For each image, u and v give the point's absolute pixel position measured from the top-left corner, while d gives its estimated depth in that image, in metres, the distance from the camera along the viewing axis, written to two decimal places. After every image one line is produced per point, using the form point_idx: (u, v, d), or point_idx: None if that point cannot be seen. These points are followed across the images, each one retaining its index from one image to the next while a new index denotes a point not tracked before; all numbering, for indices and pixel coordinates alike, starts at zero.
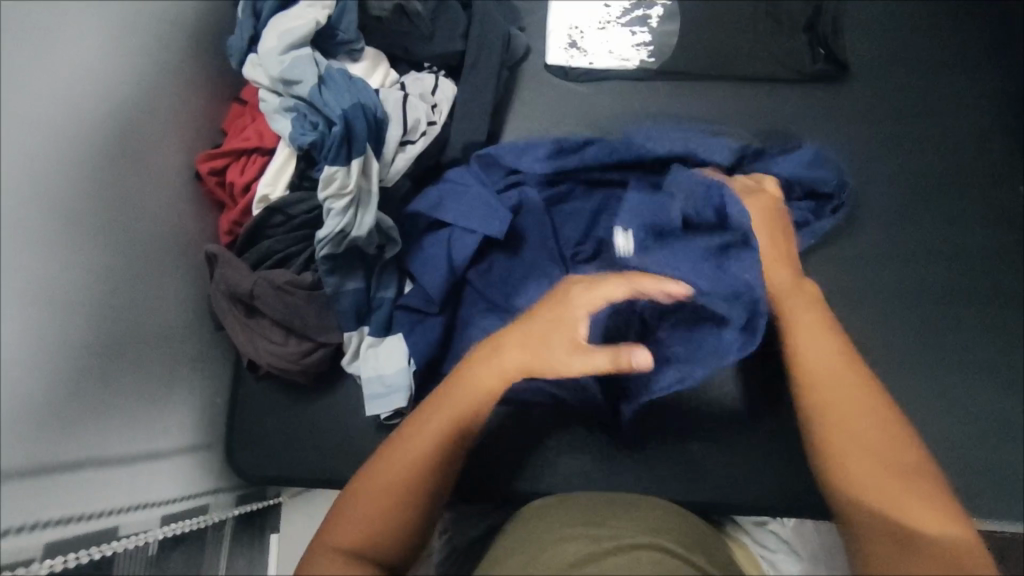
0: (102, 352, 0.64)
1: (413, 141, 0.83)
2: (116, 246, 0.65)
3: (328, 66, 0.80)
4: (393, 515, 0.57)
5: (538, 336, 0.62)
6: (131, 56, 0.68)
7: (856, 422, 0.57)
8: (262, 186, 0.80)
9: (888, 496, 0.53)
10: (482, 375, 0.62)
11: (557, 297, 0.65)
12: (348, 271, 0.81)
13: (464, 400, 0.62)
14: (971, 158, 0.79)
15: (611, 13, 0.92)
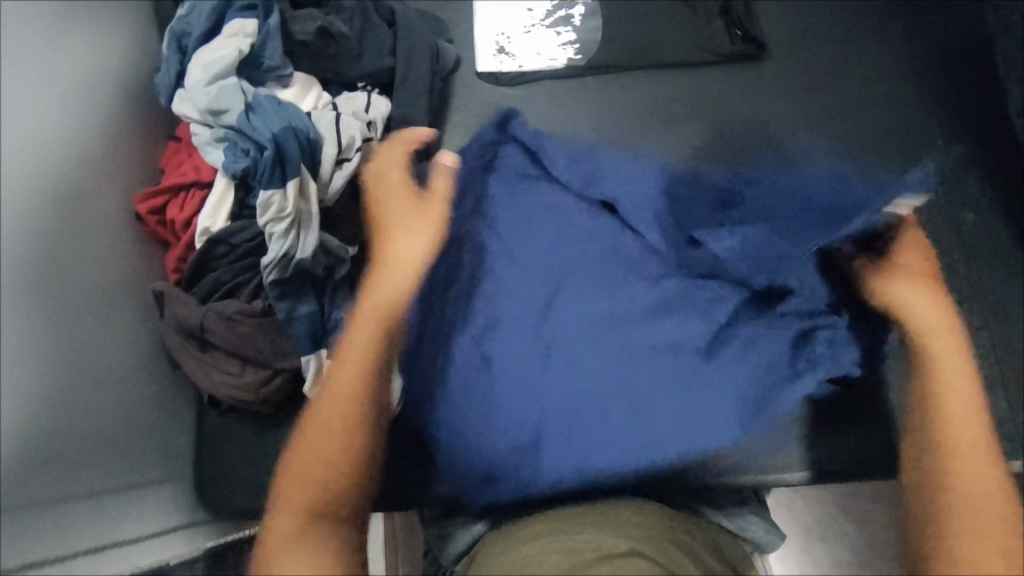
0: (63, 399, 0.67)
1: (349, 160, 0.78)
2: (70, 297, 0.69)
3: (255, 92, 0.75)
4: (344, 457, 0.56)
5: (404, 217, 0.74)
6: (71, 112, 0.71)
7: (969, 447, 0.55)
8: (202, 219, 0.76)
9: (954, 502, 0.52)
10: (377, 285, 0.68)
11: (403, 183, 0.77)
12: (299, 295, 0.79)
13: (378, 302, 0.66)
14: (897, 119, 0.86)
15: (535, 17, 0.94)
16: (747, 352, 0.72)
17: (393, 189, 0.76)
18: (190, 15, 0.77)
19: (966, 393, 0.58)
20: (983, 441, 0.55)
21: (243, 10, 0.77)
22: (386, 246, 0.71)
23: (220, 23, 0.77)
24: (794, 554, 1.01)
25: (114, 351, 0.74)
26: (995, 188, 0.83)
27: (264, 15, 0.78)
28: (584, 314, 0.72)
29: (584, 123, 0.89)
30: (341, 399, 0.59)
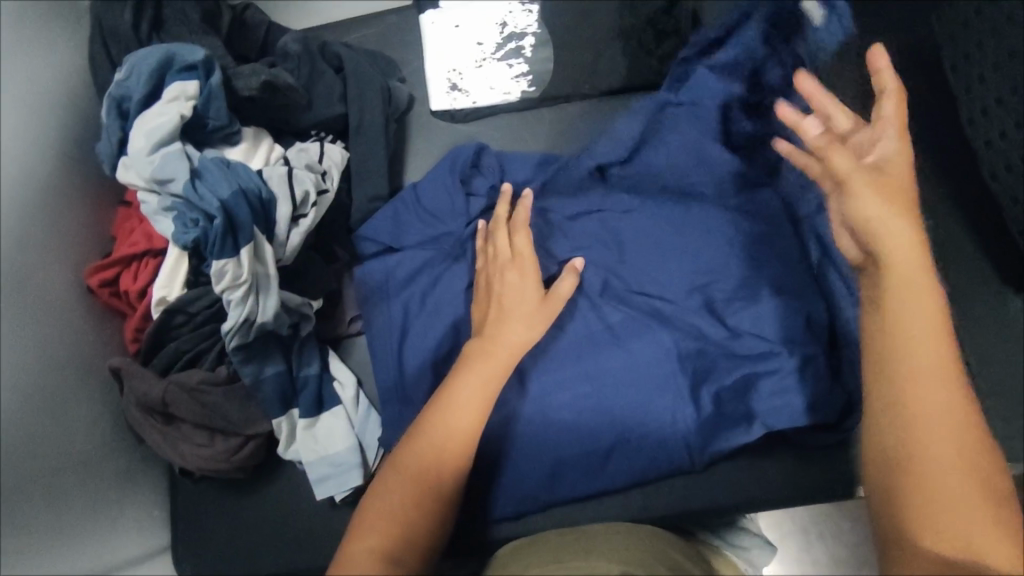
0: (37, 487, 0.65)
1: (305, 216, 0.77)
2: (32, 383, 0.66)
3: (202, 156, 0.72)
4: (416, 515, 0.59)
5: (506, 299, 0.73)
6: (24, 186, 0.67)
7: (933, 413, 0.48)
8: (157, 288, 0.72)
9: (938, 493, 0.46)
10: (482, 364, 0.68)
11: (515, 255, 0.76)
12: (265, 356, 0.77)
13: (484, 384, 0.67)
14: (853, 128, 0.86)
15: (485, 50, 0.93)
16: (711, 390, 0.77)
17: (520, 290, 0.74)
18: (129, 78, 0.73)
19: (917, 338, 0.51)
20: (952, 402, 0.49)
21: (183, 71, 0.74)
22: (492, 335, 0.71)
23: (159, 85, 0.74)
24: (794, 556, 0.99)
25: (77, 433, 0.72)
26: (954, 190, 0.84)
27: (205, 75, 0.75)
28: (576, 338, 0.80)
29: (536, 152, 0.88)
30: (441, 452, 0.63)
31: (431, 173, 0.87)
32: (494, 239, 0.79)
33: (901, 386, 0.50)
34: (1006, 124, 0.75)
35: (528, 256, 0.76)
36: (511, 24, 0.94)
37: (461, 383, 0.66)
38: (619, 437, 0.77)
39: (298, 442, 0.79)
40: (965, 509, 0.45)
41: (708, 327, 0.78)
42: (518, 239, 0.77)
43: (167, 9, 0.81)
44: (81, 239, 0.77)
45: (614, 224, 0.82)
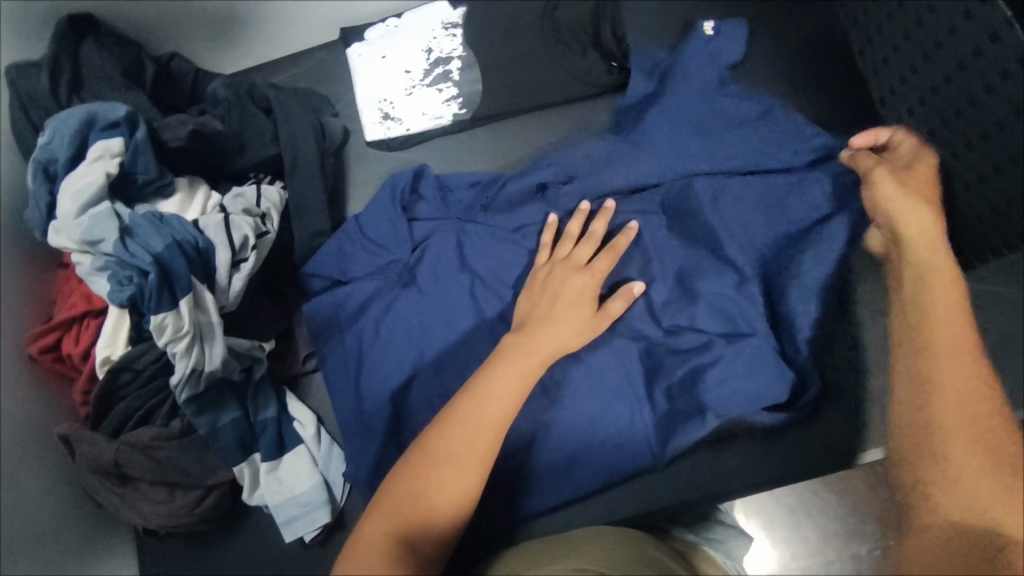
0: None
1: (245, 260, 0.76)
2: None
3: (133, 213, 0.72)
4: (429, 514, 0.58)
5: (567, 302, 0.73)
6: None
7: (955, 391, 0.56)
8: (100, 348, 0.72)
9: (966, 455, 0.54)
10: (511, 367, 0.66)
11: (585, 268, 0.75)
12: (219, 405, 0.76)
13: (511, 386, 0.65)
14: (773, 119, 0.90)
15: (414, 78, 0.95)
16: (664, 387, 0.79)
17: (579, 296, 0.73)
18: (51, 141, 0.72)
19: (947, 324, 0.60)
20: (978, 405, 0.56)
21: (106, 129, 0.74)
22: (533, 336, 0.69)
23: (84, 145, 0.73)
24: (784, 537, 0.72)
25: (30, 505, 0.70)
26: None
27: (130, 130, 0.75)
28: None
29: (479, 173, 0.89)
30: (465, 454, 0.60)
31: (372, 204, 0.87)
32: (571, 245, 0.78)
33: (929, 362, 0.59)
34: (912, 100, 0.80)
35: (601, 274, 0.75)
36: (437, 49, 0.95)
37: (494, 378, 0.65)
38: (577, 442, 0.78)
39: (262, 487, 0.78)
40: (980, 474, 0.53)
41: (657, 326, 0.80)
42: (599, 255, 0.77)
43: (86, 69, 0.80)
44: (18, 306, 0.75)
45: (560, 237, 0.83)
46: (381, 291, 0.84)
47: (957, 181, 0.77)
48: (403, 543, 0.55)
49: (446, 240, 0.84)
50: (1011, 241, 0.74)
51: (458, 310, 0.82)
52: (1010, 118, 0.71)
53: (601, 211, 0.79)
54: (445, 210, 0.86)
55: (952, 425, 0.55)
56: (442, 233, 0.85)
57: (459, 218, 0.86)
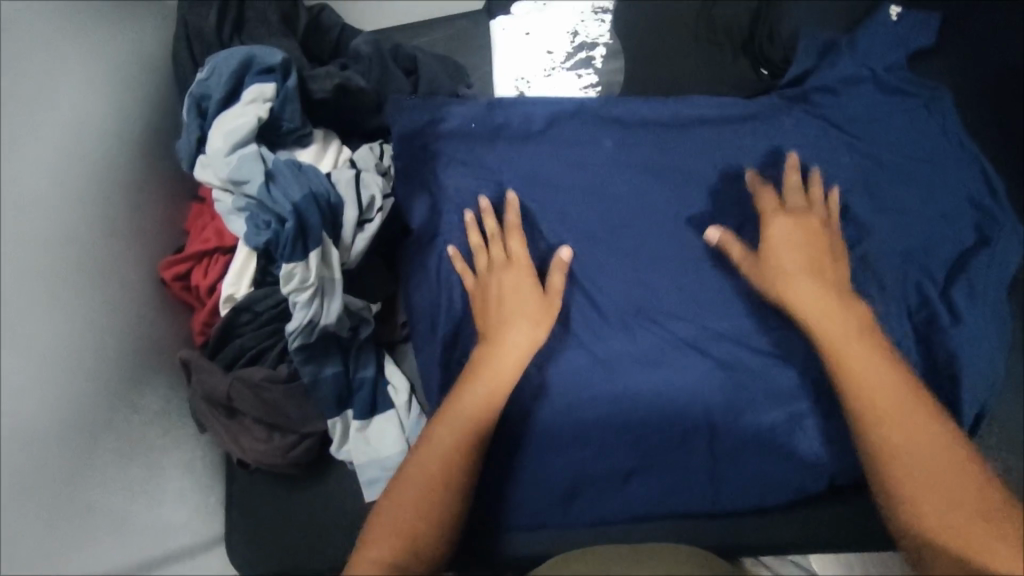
0: (113, 459, 0.68)
1: (370, 220, 0.77)
2: (112, 364, 0.69)
3: (276, 159, 0.73)
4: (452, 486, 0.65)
5: (510, 294, 0.73)
6: (112, 180, 0.71)
7: (894, 425, 0.61)
8: (226, 285, 0.74)
9: (924, 487, 0.58)
10: (501, 352, 0.70)
11: (511, 268, 0.75)
12: (325, 357, 0.78)
13: (500, 373, 0.69)
14: (937, 151, 0.82)
15: (555, 60, 0.92)
16: (777, 421, 0.75)
17: (520, 289, 0.73)
18: (209, 77, 0.74)
19: (863, 362, 0.64)
20: (913, 416, 0.61)
21: (261, 73, 0.75)
22: (499, 333, 0.72)
23: (239, 86, 0.75)
24: None
25: (145, 419, 0.74)
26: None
27: (282, 77, 0.76)
28: (593, 318, 0.77)
29: (582, 124, 0.84)
30: (467, 428, 0.67)
31: (482, 148, 0.83)
32: (486, 253, 0.76)
33: (858, 403, 0.63)
34: None
35: (525, 264, 0.75)
36: (583, 33, 0.93)
37: (485, 365, 0.70)
38: (666, 459, 0.75)
39: (350, 443, 0.80)
40: (942, 510, 0.57)
41: (774, 352, 0.76)
42: (512, 242, 0.76)
43: (249, 11, 0.82)
44: (157, 233, 0.79)
45: (680, 251, 0.79)
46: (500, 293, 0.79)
47: None
48: (412, 551, 0.61)
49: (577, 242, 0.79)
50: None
51: (576, 309, 0.77)
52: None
53: (828, 198, 0.76)
54: (547, 161, 0.82)
55: (898, 458, 0.59)
56: (574, 225, 0.80)
57: (545, 167, 0.82)
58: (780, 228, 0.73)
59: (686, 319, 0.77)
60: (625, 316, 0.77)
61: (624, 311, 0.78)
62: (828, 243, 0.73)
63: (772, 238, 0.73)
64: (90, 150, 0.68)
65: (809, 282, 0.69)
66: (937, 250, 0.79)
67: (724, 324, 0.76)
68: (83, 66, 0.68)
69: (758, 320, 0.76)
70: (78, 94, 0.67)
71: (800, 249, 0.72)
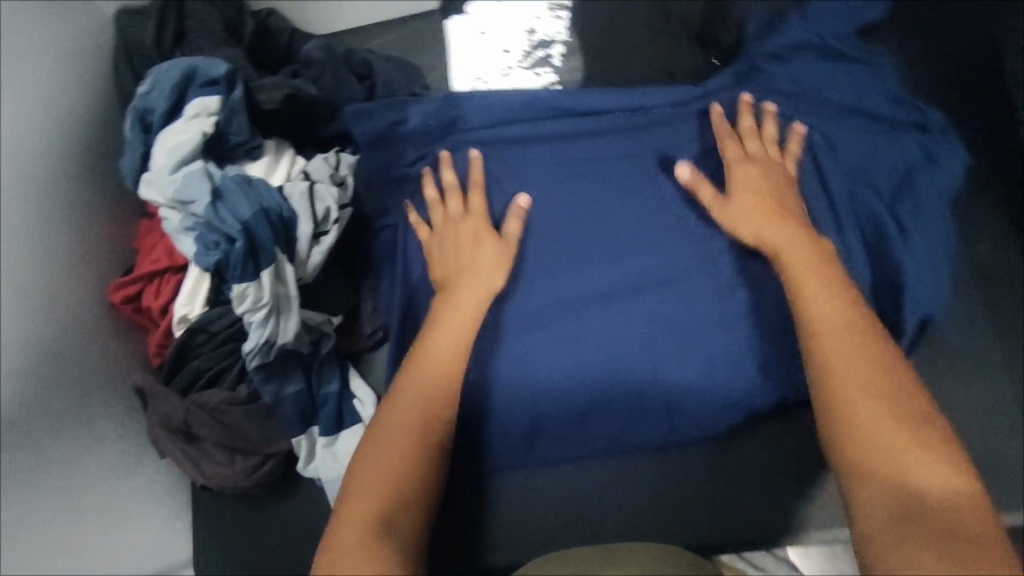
0: (57, 490, 0.66)
1: (326, 233, 0.75)
2: (61, 390, 0.67)
3: (223, 174, 0.71)
4: (421, 445, 0.64)
5: (473, 248, 0.76)
6: (53, 201, 0.68)
7: (846, 361, 0.60)
8: (178, 306, 0.72)
9: (876, 419, 0.56)
10: (466, 312, 0.72)
11: (467, 215, 0.78)
12: (287, 374, 0.76)
13: (461, 334, 0.71)
14: (899, 131, 0.81)
15: (513, 58, 0.90)
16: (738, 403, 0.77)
17: (475, 240, 0.76)
18: (151, 91, 0.71)
19: (823, 305, 0.65)
20: (872, 353, 0.61)
21: (205, 85, 0.72)
22: (462, 285, 0.74)
23: (183, 100, 0.73)
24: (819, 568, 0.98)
25: (100, 446, 0.72)
26: (990, 218, 0.82)
27: (227, 89, 0.73)
28: (558, 302, 0.79)
29: (548, 121, 0.85)
30: (433, 386, 0.67)
31: (439, 146, 0.84)
32: (441, 207, 0.80)
33: (817, 342, 0.63)
34: None
35: (481, 213, 0.78)
36: (540, 30, 0.90)
37: (449, 325, 0.71)
38: (638, 440, 0.78)
39: (316, 460, 0.78)
40: (892, 443, 0.55)
41: (740, 332, 0.77)
42: (472, 197, 0.79)
43: (190, 20, 0.79)
44: (105, 254, 0.76)
45: (643, 232, 0.80)
46: None
47: None
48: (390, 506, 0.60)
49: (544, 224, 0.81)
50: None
51: (543, 294, 0.79)
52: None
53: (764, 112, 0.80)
54: (517, 160, 0.84)
55: (854, 391, 0.58)
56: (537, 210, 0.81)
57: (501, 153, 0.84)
58: (739, 170, 0.76)
59: (653, 298, 0.78)
60: (596, 297, 0.79)
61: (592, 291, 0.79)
62: (787, 189, 0.75)
63: (733, 182, 0.75)
64: (30, 171, 0.65)
65: (781, 232, 0.71)
66: (910, 239, 0.77)
67: (690, 304, 0.78)
68: (18, 78, 0.64)
69: (723, 302, 0.78)
70: (17, 112, 0.63)
71: (755, 194, 0.74)
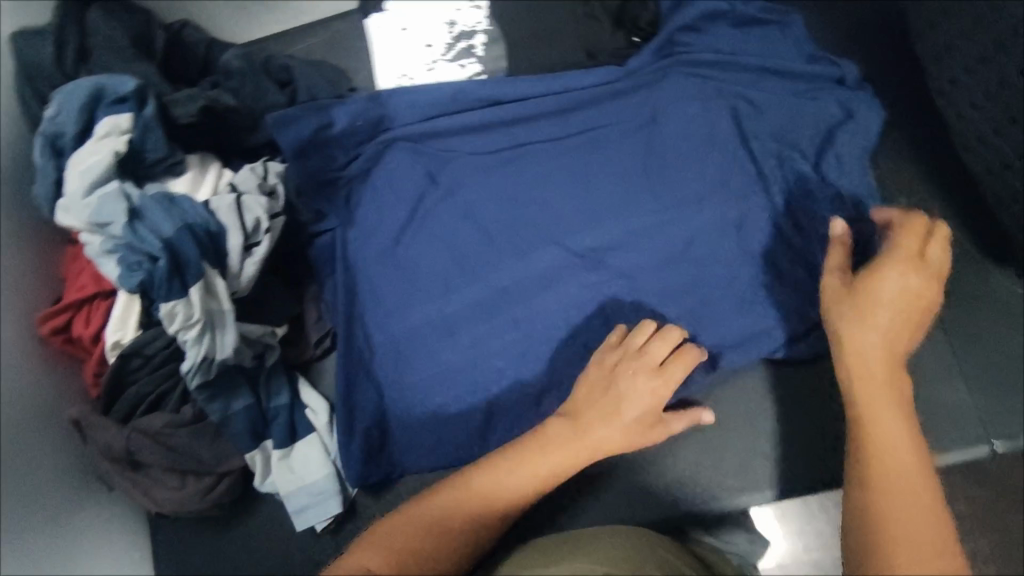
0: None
1: (258, 244, 0.74)
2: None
3: (142, 194, 0.69)
4: (455, 535, 0.59)
5: (601, 390, 0.67)
6: None
7: (895, 464, 0.52)
8: (109, 333, 0.70)
9: (910, 528, 0.48)
10: (586, 440, 0.64)
11: (660, 372, 0.67)
12: (232, 390, 0.75)
13: (563, 464, 0.63)
14: (819, 93, 0.83)
15: (436, 53, 0.90)
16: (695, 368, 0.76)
17: (636, 396, 0.66)
18: (58, 115, 0.69)
19: (884, 402, 0.56)
20: (916, 456, 0.53)
21: (114, 104, 0.70)
22: (585, 424, 0.65)
23: (92, 121, 0.70)
24: (800, 529, 1.01)
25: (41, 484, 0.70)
26: (919, 167, 0.84)
27: (137, 105, 0.71)
28: (496, 276, 0.81)
29: (473, 112, 0.85)
30: (506, 494, 0.61)
31: (371, 145, 0.85)
32: (645, 338, 0.69)
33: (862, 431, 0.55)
34: (974, 96, 0.72)
35: (672, 379, 0.67)
36: (460, 22, 0.91)
37: (558, 445, 0.64)
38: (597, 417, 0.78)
39: (273, 473, 0.77)
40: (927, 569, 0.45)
41: (681, 294, 0.78)
42: (661, 343, 0.69)
43: (94, 38, 0.77)
44: (28, 286, 0.73)
45: (576, 204, 0.82)
46: (403, 272, 0.82)
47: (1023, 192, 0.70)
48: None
49: (474, 204, 0.83)
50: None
51: (482, 275, 0.81)
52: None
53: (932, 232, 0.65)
54: (449, 154, 0.84)
55: (892, 491, 0.50)
56: (466, 192, 0.83)
57: (429, 140, 0.85)
58: (893, 275, 0.62)
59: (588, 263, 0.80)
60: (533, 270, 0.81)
61: (527, 263, 0.81)
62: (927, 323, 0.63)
63: (876, 273, 0.63)
64: None
65: (903, 334, 0.61)
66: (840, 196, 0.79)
67: (627, 267, 0.79)
68: None
69: (661, 267, 0.79)
70: None
71: (907, 337, 0.61)
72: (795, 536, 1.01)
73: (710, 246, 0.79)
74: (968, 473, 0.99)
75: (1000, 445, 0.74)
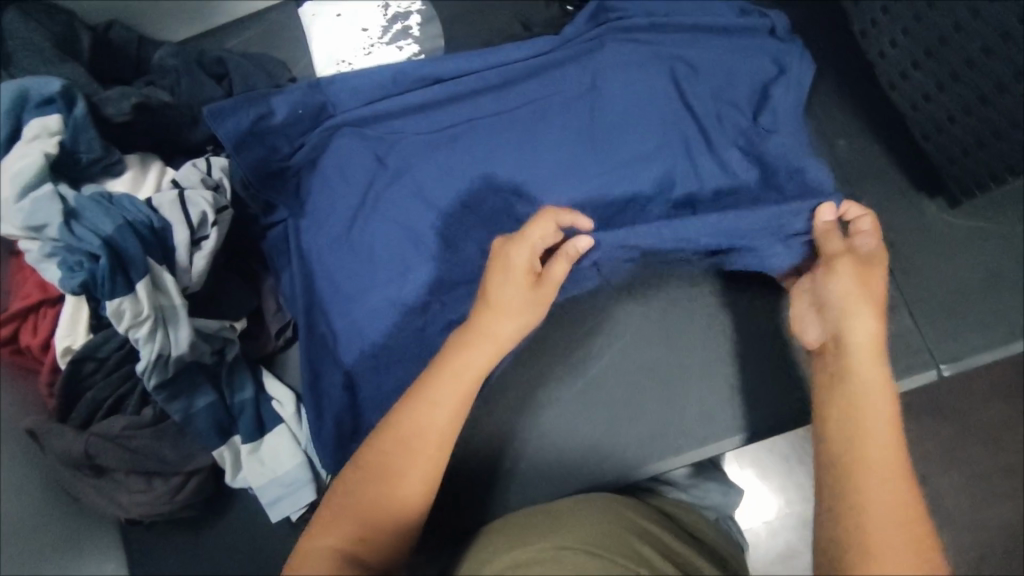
0: None
1: (206, 238, 0.73)
2: None
3: (77, 195, 0.67)
4: (381, 508, 0.52)
5: (495, 303, 0.61)
6: None
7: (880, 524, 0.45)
8: (58, 338, 0.68)
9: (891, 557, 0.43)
10: (474, 352, 0.59)
11: (525, 238, 0.62)
12: (194, 388, 0.74)
13: (462, 383, 0.57)
14: (752, 46, 0.84)
15: (372, 35, 0.91)
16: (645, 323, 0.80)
17: (509, 278, 0.61)
18: None
19: (877, 429, 0.50)
20: (899, 501, 0.46)
21: (41, 107, 0.69)
22: (477, 325, 0.61)
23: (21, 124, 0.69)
24: (780, 484, 1.03)
25: None
26: (853, 112, 0.87)
27: (66, 106, 0.69)
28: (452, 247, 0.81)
29: (416, 90, 0.85)
30: (420, 451, 0.54)
31: (315, 135, 0.84)
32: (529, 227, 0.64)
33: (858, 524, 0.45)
34: (893, 32, 0.77)
35: (538, 243, 0.62)
36: (394, 4, 0.92)
37: (456, 353, 0.59)
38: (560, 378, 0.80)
39: (244, 468, 0.77)
40: None
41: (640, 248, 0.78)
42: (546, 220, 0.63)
43: (15, 41, 0.75)
44: None
45: (529, 171, 0.82)
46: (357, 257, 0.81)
47: (943, 117, 0.76)
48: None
49: (425, 180, 0.82)
50: (998, 174, 0.74)
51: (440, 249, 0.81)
52: (951, 31, 0.70)
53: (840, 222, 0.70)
54: (395, 137, 0.83)
55: (878, 521, 0.45)
56: (418, 170, 0.83)
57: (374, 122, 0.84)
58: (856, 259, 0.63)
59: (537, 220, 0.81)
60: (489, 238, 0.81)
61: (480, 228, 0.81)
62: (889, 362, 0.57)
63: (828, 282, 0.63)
64: None
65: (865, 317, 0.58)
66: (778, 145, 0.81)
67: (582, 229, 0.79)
68: None
69: (614, 226, 0.80)
70: None
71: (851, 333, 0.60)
72: (777, 492, 1.04)
73: (659, 203, 0.81)
74: (929, 410, 1.03)
75: (948, 368, 0.77)
